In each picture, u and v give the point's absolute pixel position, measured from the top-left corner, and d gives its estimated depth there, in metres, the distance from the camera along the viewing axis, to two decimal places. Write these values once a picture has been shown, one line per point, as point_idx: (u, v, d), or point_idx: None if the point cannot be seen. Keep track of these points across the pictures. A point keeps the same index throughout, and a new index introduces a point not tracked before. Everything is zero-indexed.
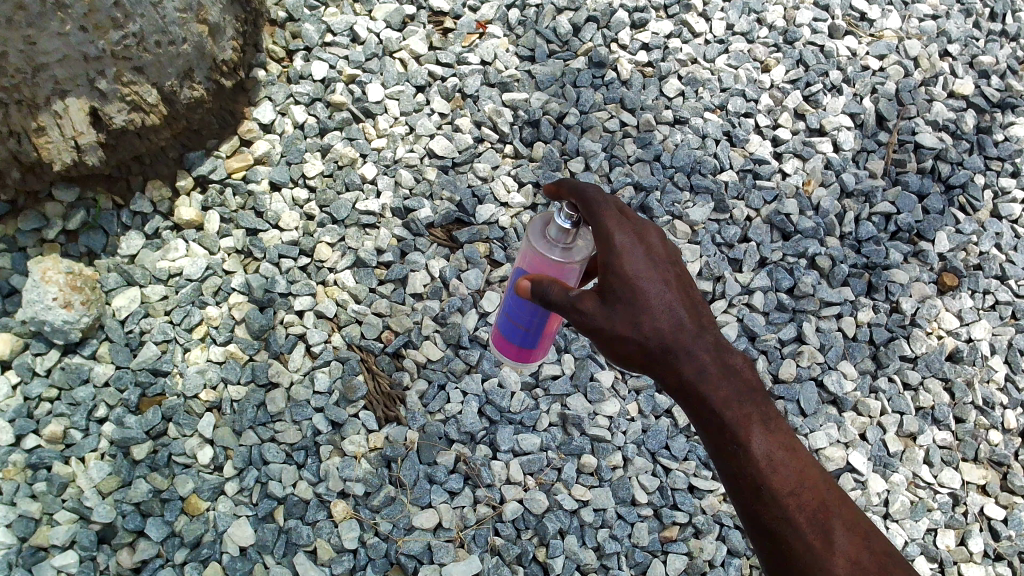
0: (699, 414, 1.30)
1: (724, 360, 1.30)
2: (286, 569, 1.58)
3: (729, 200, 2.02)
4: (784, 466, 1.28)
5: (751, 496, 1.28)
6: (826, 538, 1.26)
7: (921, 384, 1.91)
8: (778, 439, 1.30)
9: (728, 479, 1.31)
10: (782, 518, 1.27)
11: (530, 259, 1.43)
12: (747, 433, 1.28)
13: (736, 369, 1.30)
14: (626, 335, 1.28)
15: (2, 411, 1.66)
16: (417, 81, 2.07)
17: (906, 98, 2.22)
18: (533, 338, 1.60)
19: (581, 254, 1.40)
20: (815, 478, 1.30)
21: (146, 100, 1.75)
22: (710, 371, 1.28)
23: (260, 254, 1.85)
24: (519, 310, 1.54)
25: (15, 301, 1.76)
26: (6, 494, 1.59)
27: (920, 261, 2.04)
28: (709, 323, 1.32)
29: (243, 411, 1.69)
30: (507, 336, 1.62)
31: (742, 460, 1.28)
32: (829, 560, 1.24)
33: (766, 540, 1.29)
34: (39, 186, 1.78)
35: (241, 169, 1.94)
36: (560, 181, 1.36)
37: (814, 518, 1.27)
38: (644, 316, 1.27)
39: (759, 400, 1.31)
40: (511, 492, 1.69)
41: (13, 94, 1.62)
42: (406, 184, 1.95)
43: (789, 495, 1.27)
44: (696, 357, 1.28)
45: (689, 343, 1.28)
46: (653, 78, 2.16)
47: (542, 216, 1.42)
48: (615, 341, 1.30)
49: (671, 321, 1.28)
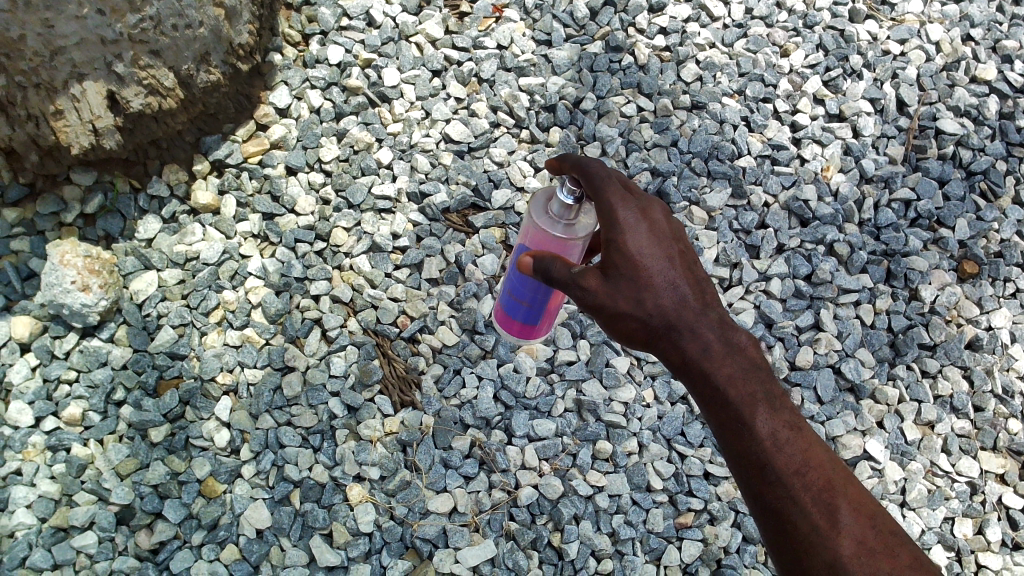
0: (702, 393, 1.30)
1: (728, 338, 1.30)
2: (302, 552, 1.58)
3: (746, 186, 2.00)
4: (790, 445, 1.27)
5: (756, 476, 1.27)
6: (833, 518, 1.23)
7: (939, 372, 1.89)
8: (783, 418, 1.28)
9: (733, 460, 1.30)
10: (787, 497, 1.24)
11: (533, 236, 1.48)
12: (752, 411, 1.27)
13: (740, 347, 1.30)
14: (629, 311, 1.29)
15: (21, 394, 1.68)
16: (433, 66, 2.07)
17: (926, 83, 2.20)
18: (535, 315, 1.65)
19: (583, 230, 1.44)
20: (822, 458, 1.28)
21: (163, 84, 1.75)
22: (713, 347, 1.28)
23: (277, 239, 1.85)
24: (521, 286, 1.60)
25: (34, 284, 1.77)
26: (27, 475, 1.61)
27: (940, 248, 2.02)
28: (713, 302, 1.32)
29: (260, 395, 1.69)
30: (510, 312, 1.69)
31: (745, 438, 1.27)
32: (834, 540, 1.22)
33: (771, 522, 1.26)
34: (57, 169, 1.80)
35: (257, 154, 1.94)
36: (563, 158, 1.39)
37: (821, 498, 1.24)
38: (646, 292, 1.28)
39: (764, 379, 1.29)
40: (527, 477, 1.69)
41: (32, 78, 1.63)
42: (422, 169, 1.95)
43: (795, 474, 1.25)
44: (699, 334, 1.29)
45: (692, 320, 1.29)
46: (670, 62, 2.14)
47: (544, 193, 1.47)
48: (619, 318, 1.31)
49: (673, 297, 1.29)
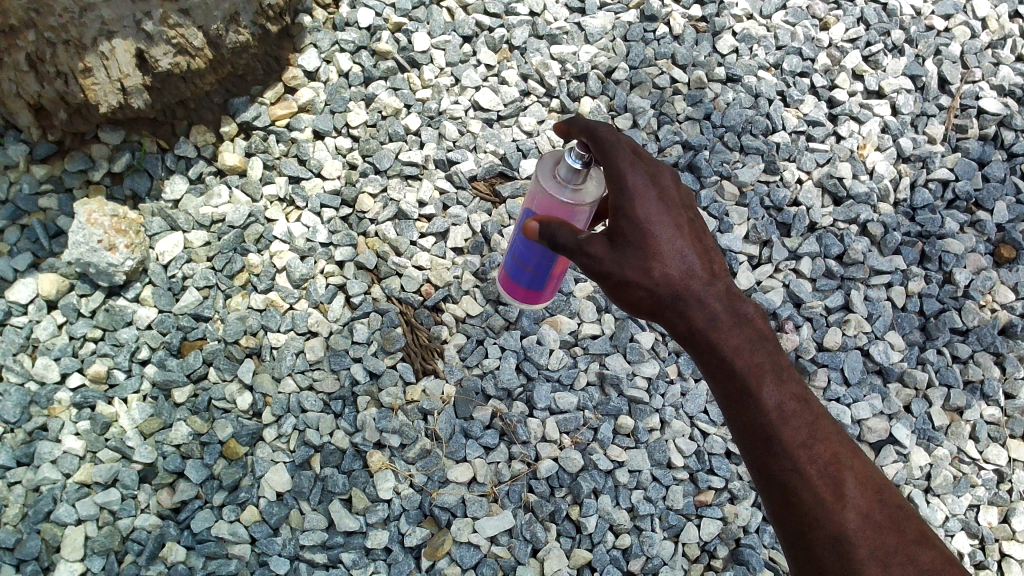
0: (709, 364, 1.27)
1: (736, 308, 1.28)
2: (322, 516, 1.60)
3: (780, 162, 1.96)
4: (796, 417, 1.24)
5: (761, 449, 1.24)
6: (838, 492, 1.21)
7: (971, 357, 1.86)
8: (790, 390, 1.25)
9: (738, 432, 1.26)
10: (793, 470, 1.21)
11: (540, 202, 1.44)
12: (758, 383, 1.24)
13: (747, 318, 1.28)
14: (636, 280, 1.27)
15: (47, 350, 1.69)
16: (464, 31, 2.02)
17: (971, 61, 2.14)
18: (540, 280, 1.62)
19: (591, 197, 1.40)
20: (828, 431, 1.26)
21: (192, 43, 1.73)
22: (720, 318, 1.26)
23: (303, 203, 1.85)
24: (527, 252, 1.56)
25: (62, 242, 1.78)
26: (53, 431, 1.63)
27: (977, 231, 1.97)
28: (720, 273, 1.31)
29: (283, 358, 1.70)
30: (514, 276, 1.65)
31: (752, 411, 1.24)
32: (840, 513, 1.20)
33: (775, 496, 1.23)
34: (86, 127, 1.80)
35: (285, 117, 1.92)
36: (571, 120, 1.35)
37: (826, 470, 1.22)
38: (655, 260, 1.26)
39: (771, 351, 1.27)
40: (547, 450, 1.69)
41: (61, 35, 1.62)
42: (450, 137, 1.93)
43: (801, 447, 1.23)
44: (707, 304, 1.26)
45: (700, 290, 1.27)
46: (706, 33, 2.09)
47: (553, 157, 1.42)
48: (625, 286, 1.28)
49: (681, 267, 1.27)
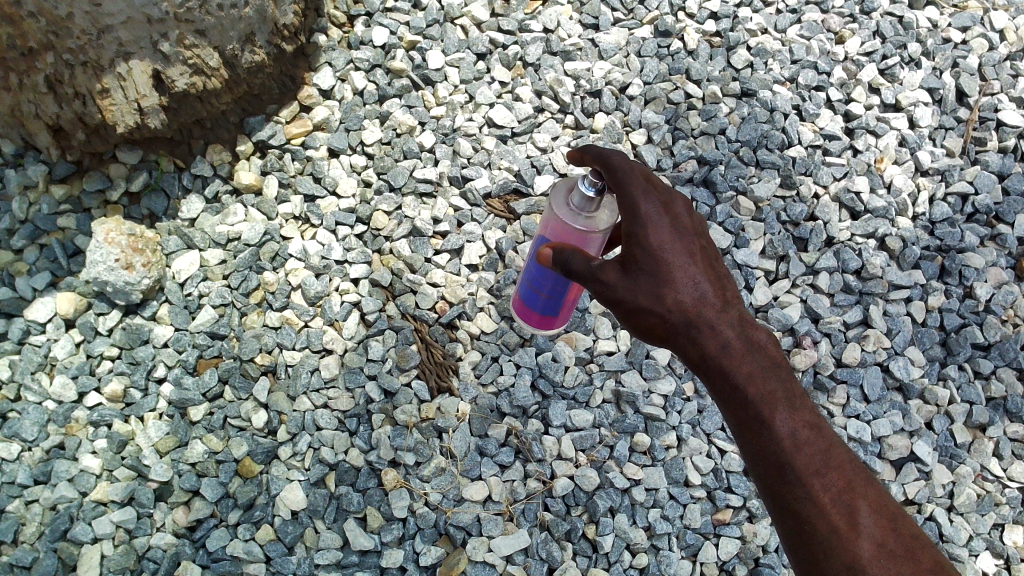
0: (721, 391, 1.26)
1: (748, 335, 1.26)
2: (336, 535, 1.59)
3: (796, 176, 1.94)
4: (810, 445, 1.22)
5: (774, 477, 1.22)
6: (852, 520, 1.20)
7: (993, 373, 1.83)
8: (803, 418, 1.24)
9: (751, 460, 1.25)
10: (806, 498, 1.20)
11: (553, 228, 1.43)
12: (771, 410, 1.22)
13: (760, 345, 1.26)
14: (648, 306, 1.26)
15: (65, 368, 1.70)
16: (478, 48, 2.03)
17: (989, 73, 2.11)
18: (554, 306, 1.61)
19: (604, 224, 1.40)
20: (842, 458, 1.24)
21: (208, 63, 1.75)
22: (733, 345, 1.25)
23: (317, 221, 1.85)
24: (541, 277, 1.55)
25: (79, 261, 1.79)
26: (70, 449, 1.64)
27: (997, 244, 1.95)
28: (733, 299, 1.29)
29: (298, 376, 1.70)
30: (529, 303, 1.64)
31: (765, 439, 1.22)
32: (853, 542, 1.18)
33: (789, 524, 1.22)
34: (104, 148, 1.81)
35: (300, 135, 1.93)
36: (584, 149, 1.35)
37: (839, 499, 1.20)
38: (667, 287, 1.25)
39: (784, 378, 1.25)
40: (562, 468, 1.68)
41: (79, 56, 1.63)
42: (464, 154, 1.93)
43: (815, 475, 1.21)
44: (719, 331, 1.25)
45: (712, 317, 1.26)
46: (721, 48, 2.08)
47: (566, 184, 1.42)
48: (636, 312, 1.28)
49: (694, 294, 1.25)
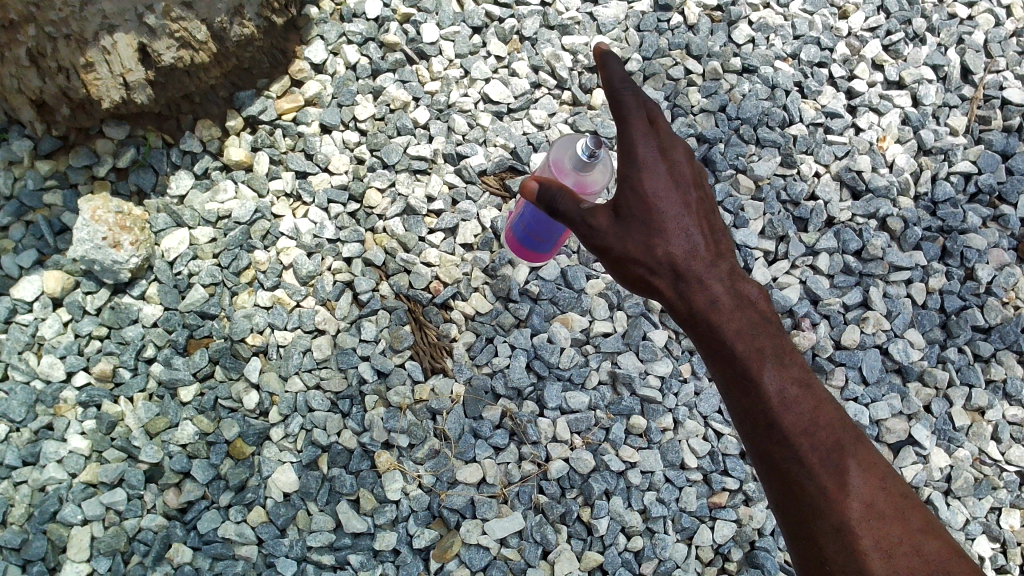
0: (709, 345, 1.23)
1: (739, 290, 1.23)
2: (329, 517, 1.60)
3: (797, 155, 1.91)
4: (798, 403, 1.20)
5: (762, 434, 1.20)
6: (841, 480, 1.18)
7: (993, 356, 1.81)
8: (792, 374, 1.21)
9: (738, 415, 1.23)
10: (793, 457, 1.18)
11: None
12: (759, 366, 1.20)
13: (750, 300, 1.23)
14: (637, 257, 1.23)
15: (53, 348, 1.68)
16: (473, 22, 1.96)
17: (995, 50, 2.06)
18: (547, 246, 1.64)
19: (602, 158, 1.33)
20: (832, 416, 1.21)
21: (196, 37, 1.69)
22: (722, 300, 1.22)
23: (309, 198, 1.81)
24: (538, 220, 1.57)
25: (67, 239, 1.76)
26: (58, 430, 1.62)
27: (1000, 226, 1.92)
28: (725, 253, 1.26)
29: (289, 356, 1.68)
30: (520, 240, 1.66)
31: (752, 395, 1.20)
32: (842, 502, 1.16)
33: (775, 482, 1.20)
34: (90, 123, 1.77)
35: (292, 111, 1.87)
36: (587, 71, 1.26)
37: (828, 459, 1.18)
38: (658, 239, 1.21)
39: (774, 334, 1.23)
40: (557, 451, 1.67)
41: (62, 29, 1.59)
42: (459, 130, 1.87)
43: (803, 434, 1.19)
44: (708, 286, 1.22)
45: (702, 270, 1.22)
46: (722, 23, 2.02)
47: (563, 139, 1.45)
48: (626, 264, 1.25)
49: (685, 247, 1.22)
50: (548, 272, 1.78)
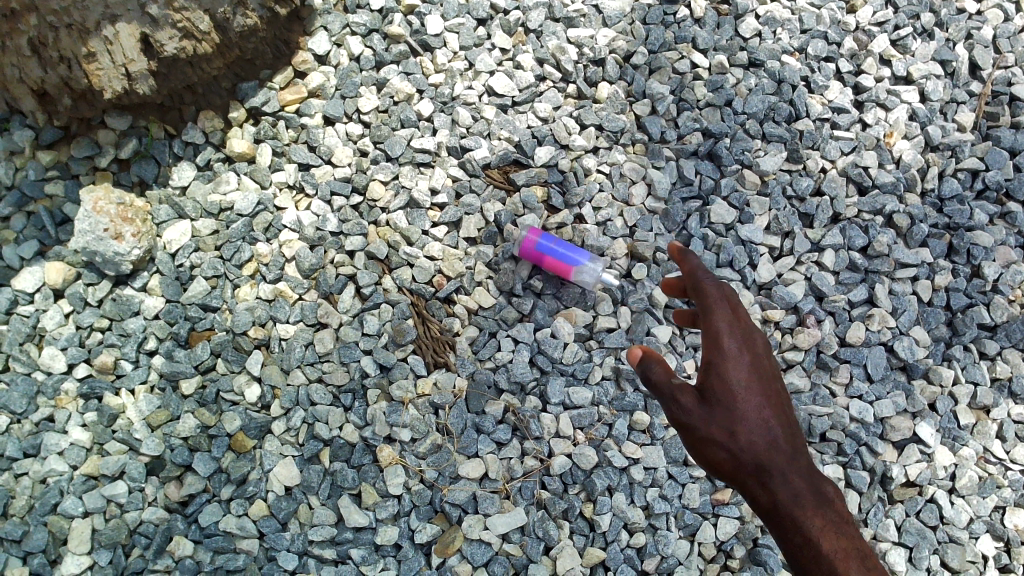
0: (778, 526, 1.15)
1: (820, 487, 1.15)
2: (331, 512, 1.60)
3: (803, 151, 1.89)
4: None
5: None
6: None
7: (999, 354, 1.80)
8: None
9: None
10: None
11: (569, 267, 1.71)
12: (843, 562, 1.11)
13: (830, 497, 1.16)
14: (720, 439, 1.14)
15: (54, 340, 1.67)
16: (478, 14, 1.94)
17: (1004, 45, 2.03)
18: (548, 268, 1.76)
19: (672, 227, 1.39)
20: None
21: (198, 27, 1.67)
22: (805, 497, 1.13)
23: (312, 190, 1.80)
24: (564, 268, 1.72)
25: (68, 230, 1.74)
26: (59, 422, 1.63)
27: (1007, 223, 1.91)
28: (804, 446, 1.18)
29: (291, 350, 1.68)
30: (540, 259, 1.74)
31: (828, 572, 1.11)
32: None
33: None
34: (92, 113, 1.75)
35: (295, 102, 1.85)
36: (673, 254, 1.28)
37: None
38: (741, 425, 1.14)
39: (854, 536, 1.15)
40: (560, 446, 1.66)
41: (64, 18, 1.58)
42: (463, 123, 1.85)
43: None
44: (792, 480, 1.13)
45: (785, 466, 1.13)
46: (728, 16, 2.00)
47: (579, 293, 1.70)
48: (705, 445, 1.16)
49: (767, 438, 1.14)
50: (552, 267, 1.76)
